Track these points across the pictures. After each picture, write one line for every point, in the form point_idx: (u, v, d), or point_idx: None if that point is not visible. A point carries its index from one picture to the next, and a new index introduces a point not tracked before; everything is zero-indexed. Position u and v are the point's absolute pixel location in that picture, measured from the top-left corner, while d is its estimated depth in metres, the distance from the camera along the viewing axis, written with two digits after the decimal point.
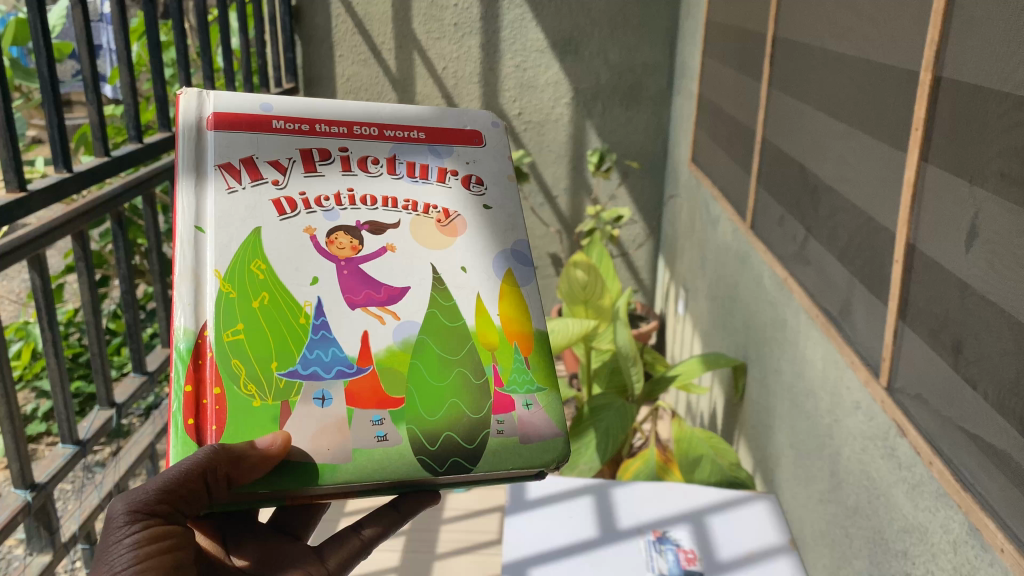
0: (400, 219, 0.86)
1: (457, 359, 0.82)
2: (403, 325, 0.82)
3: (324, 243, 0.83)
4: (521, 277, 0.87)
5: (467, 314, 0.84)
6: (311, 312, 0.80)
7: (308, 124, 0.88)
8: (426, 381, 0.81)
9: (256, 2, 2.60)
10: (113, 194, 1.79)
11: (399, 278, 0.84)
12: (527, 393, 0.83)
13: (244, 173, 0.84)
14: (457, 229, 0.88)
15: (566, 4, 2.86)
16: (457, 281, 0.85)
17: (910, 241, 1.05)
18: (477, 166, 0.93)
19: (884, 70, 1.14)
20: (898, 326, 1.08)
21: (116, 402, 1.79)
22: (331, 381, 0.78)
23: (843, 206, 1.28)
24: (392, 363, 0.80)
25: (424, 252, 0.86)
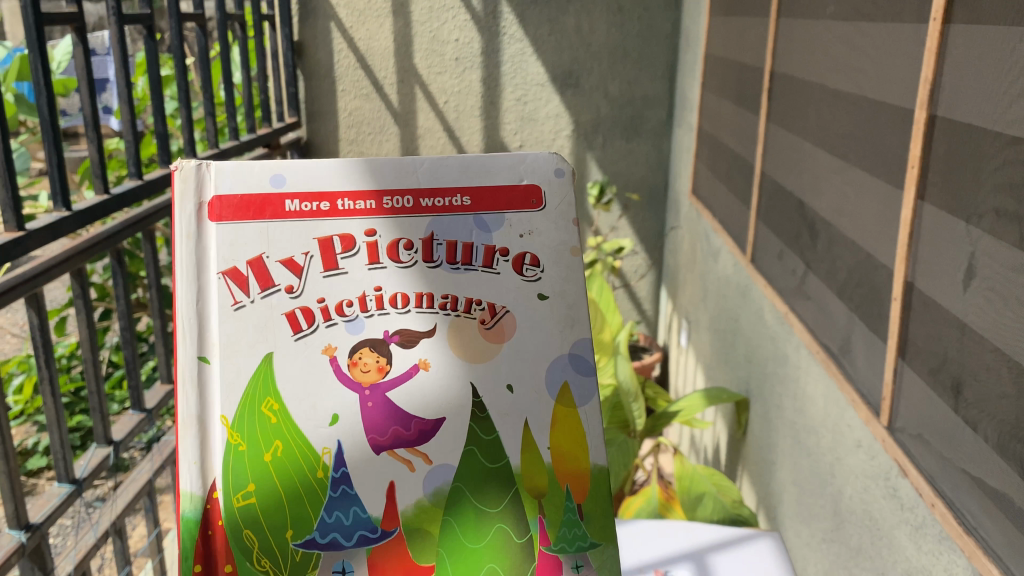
0: (435, 324, 0.93)
1: (496, 515, 0.92)
2: (433, 471, 0.90)
3: (347, 366, 0.90)
4: (579, 395, 0.93)
5: (512, 454, 0.92)
6: (330, 466, 0.89)
7: (326, 202, 0.91)
8: (462, 545, 0.91)
9: (258, 37, 2.62)
10: (113, 231, 1.80)
11: (432, 410, 0.91)
12: (576, 552, 0.92)
13: (252, 281, 0.90)
14: (505, 332, 0.93)
15: (566, 38, 2.88)
16: (502, 408, 0.92)
17: (908, 279, 1.04)
18: (535, 240, 0.95)
19: (880, 106, 1.13)
20: (897, 365, 1.07)
21: (113, 439, 1.78)
22: (350, 551, 0.88)
23: (842, 242, 1.28)
24: (421, 519, 0.90)
25: (457, 371, 0.92)
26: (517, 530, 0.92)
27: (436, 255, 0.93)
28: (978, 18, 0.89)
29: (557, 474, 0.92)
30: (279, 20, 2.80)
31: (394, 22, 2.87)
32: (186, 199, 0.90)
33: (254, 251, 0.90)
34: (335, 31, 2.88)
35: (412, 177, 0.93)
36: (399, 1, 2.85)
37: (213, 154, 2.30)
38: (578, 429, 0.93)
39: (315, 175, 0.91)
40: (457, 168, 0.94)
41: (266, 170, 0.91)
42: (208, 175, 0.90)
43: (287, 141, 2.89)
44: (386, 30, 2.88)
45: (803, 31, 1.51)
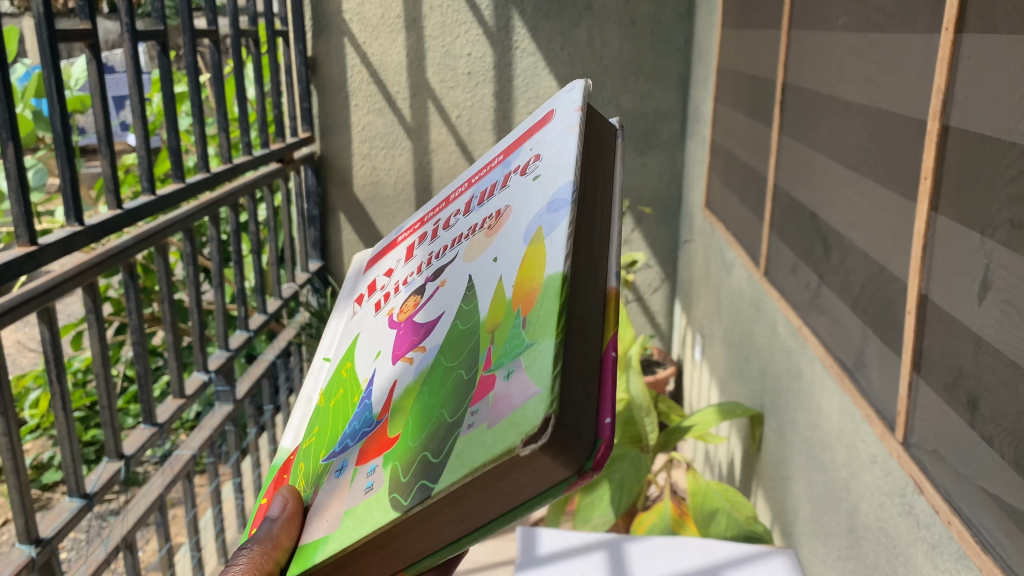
0: (461, 250, 0.58)
1: (457, 363, 0.45)
2: (425, 357, 0.50)
3: (394, 317, 0.60)
4: (552, 228, 0.47)
5: (481, 305, 0.47)
6: (365, 388, 0.55)
7: (424, 220, 0.74)
8: (425, 405, 0.45)
9: (272, 53, 2.64)
10: (125, 245, 1.80)
11: (430, 312, 0.54)
12: (512, 359, 0.39)
13: (366, 295, 0.72)
14: (501, 224, 0.55)
15: (578, 52, 2.88)
16: (483, 277, 0.50)
17: (921, 292, 1.03)
18: (540, 147, 0.60)
19: (892, 118, 1.12)
20: (912, 379, 1.05)
21: (125, 453, 1.78)
22: (351, 449, 0.50)
23: (856, 255, 1.26)
24: (404, 401, 0.48)
25: (461, 269, 0.54)
26: (455, 404, 0.42)
27: (472, 209, 0.64)
28: (990, 28, 0.88)
29: (515, 292, 0.45)
30: (293, 35, 2.82)
31: (406, 38, 2.89)
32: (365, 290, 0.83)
33: (371, 278, 0.74)
34: (349, 46, 2.89)
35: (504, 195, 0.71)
36: (412, 17, 2.86)
37: (227, 170, 2.32)
38: (532, 262, 0.46)
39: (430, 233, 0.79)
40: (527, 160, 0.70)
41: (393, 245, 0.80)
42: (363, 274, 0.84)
43: (301, 155, 2.91)
44: (398, 45, 2.89)
45: (815, 41, 1.49)
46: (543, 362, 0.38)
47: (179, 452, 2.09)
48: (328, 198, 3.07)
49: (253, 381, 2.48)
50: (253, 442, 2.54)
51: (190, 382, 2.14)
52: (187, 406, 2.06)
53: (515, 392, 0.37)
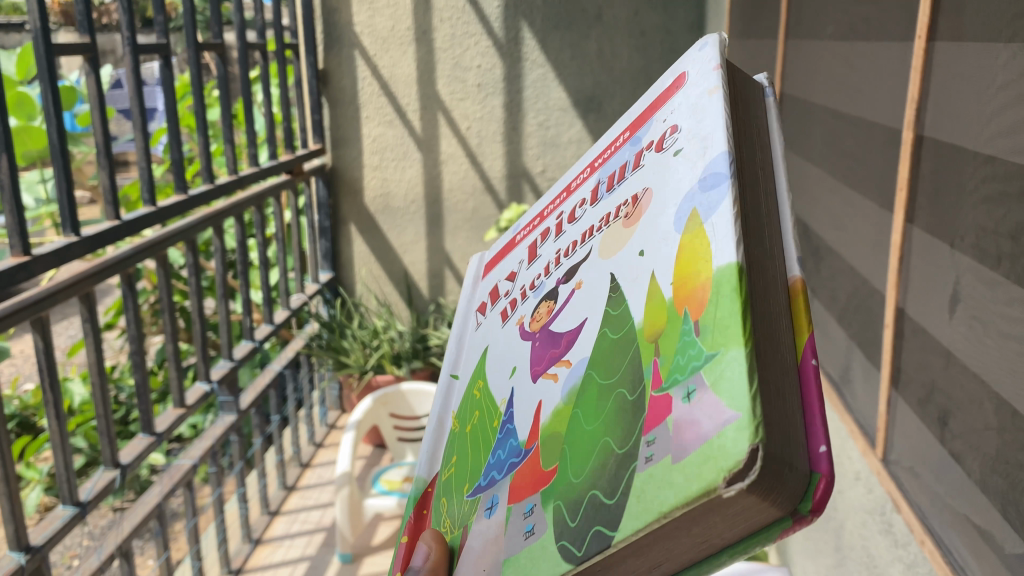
0: (601, 236, 0.60)
1: (615, 382, 0.49)
2: (572, 374, 0.55)
3: (527, 328, 0.65)
4: (706, 206, 0.46)
5: (634, 309, 0.50)
6: (502, 412, 0.62)
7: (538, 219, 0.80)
8: (580, 430, 0.50)
9: (282, 65, 2.66)
10: (124, 255, 1.82)
11: (573, 318, 0.58)
12: (688, 373, 0.40)
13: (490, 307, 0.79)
14: (643, 211, 0.56)
15: (588, 63, 2.87)
16: (632, 271, 0.52)
17: (898, 304, 1.00)
18: (682, 73, 0.61)
19: (872, 127, 1.10)
20: (891, 394, 1.02)
21: (120, 462, 1.80)
22: (500, 483, 0.56)
23: (842, 268, 1.23)
24: (555, 426, 0.53)
25: (604, 255, 0.58)
26: (624, 439, 0.44)
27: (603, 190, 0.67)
28: (961, 35, 0.86)
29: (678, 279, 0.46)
30: (304, 49, 2.86)
31: (417, 50, 2.90)
32: (471, 280, 0.88)
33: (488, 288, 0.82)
34: (360, 59, 2.92)
35: (605, 141, 0.73)
36: (422, 29, 2.88)
37: (232, 182, 2.34)
38: (694, 207, 0.48)
39: (546, 198, 0.81)
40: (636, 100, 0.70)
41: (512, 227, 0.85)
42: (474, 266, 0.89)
43: (311, 167, 2.92)
44: (409, 58, 2.90)
45: (808, 50, 1.46)
46: (733, 368, 0.37)
47: (179, 460, 2.10)
48: (339, 210, 3.09)
49: (258, 393, 2.50)
50: (259, 452, 2.56)
51: (191, 392, 2.15)
52: (187, 416, 2.07)
53: (706, 417, 0.37)
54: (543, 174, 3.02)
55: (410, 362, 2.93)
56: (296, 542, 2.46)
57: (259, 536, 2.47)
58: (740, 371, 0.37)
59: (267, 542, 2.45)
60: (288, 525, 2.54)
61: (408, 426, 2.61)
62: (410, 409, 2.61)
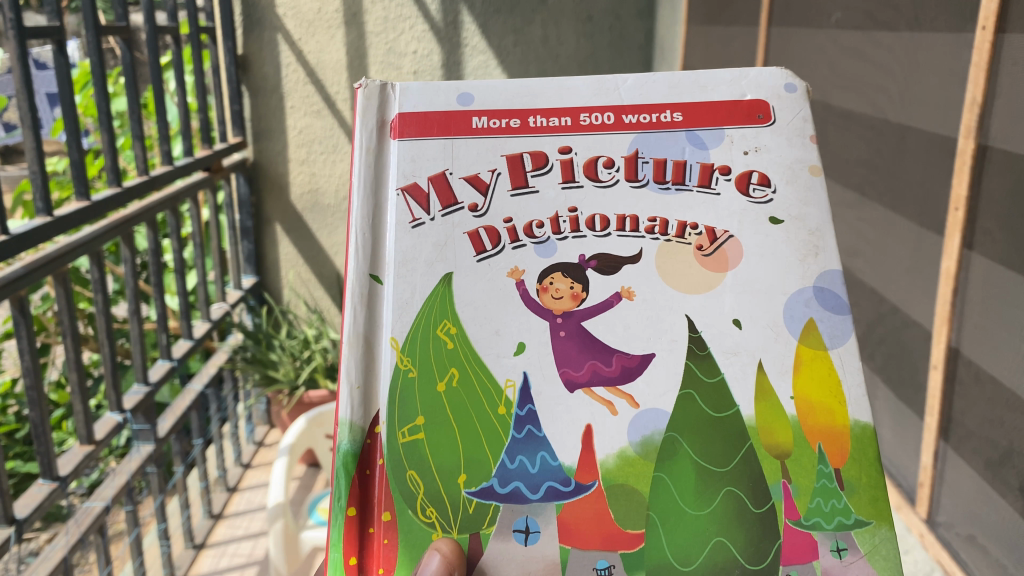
0: (641, 249, 0.79)
1: (725, 474, 0.75)
2: (639, 417, 0.76)
3: (536, 294, 0.78)
4: (830, 338, 0.77)
5: (742, 401, 0.76)
6: (512, 400, 0.76)
7: (517, 119, 0.81)
8: (683, 510, 0.74)
9: (197, 51, 2.41)
10: (16, 276, 1.55)
11: (639, 344, 0.77)
12: (837, 531, 0.74)
13: (434, 198, 0.79)
14: (729, 260, 0.78)
15: (532, 49, 2.69)
16: (726, 346, 0.77)
17: (951, 343, 0.85)
18: (763, 158, 0.80)
19: (906, 132, 0.95)
20: (938, 447, 0.88)
21: (16, 517, 1.55)
22: (538, 504, 0.75)
23: (858, 290, 1.09)
24: (626, 472, 0.75)
25: (671, 294, 0.78)
26: (755, 556, 0.74)
27: (645, 173, 0.80)
28: None
29: (805, 428, 0.76)
30: (221, 33, 2.59)
31: (346, 34, 2.66)
32: (367, 115, 0.82)
33: (437, 166, 0.80)
34: (283, 44, 2.67)
35: (614, 92, 0.82)
36: (352, 12, 2.65)
37: (141, 183, 2.08)
38: (830, 375, 0.76)
39: (512, 90, 0.82)
40: (664, 81, 0.81)
41: (451, 88, 0.82)
42: (392, 95, 0.82)
43: (231, 162, 2.67)
44: (338, 42, 2.67)
45: (801, 40, 1.32)
46: (879, 548, 0.73)
47: (89, 503, 1.85)
48: (263, 209, 2.84)
49: (178, 417, 2.25)
50: (181, 480, 2.31)
51: (101, 424, 1.90)
52: (96, 453, 1.82)
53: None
54: None
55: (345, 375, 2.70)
56: None
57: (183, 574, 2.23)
58: (892, 555, 0.73)
59: None
60: (216, 560, 2.30)
61: None
62: None
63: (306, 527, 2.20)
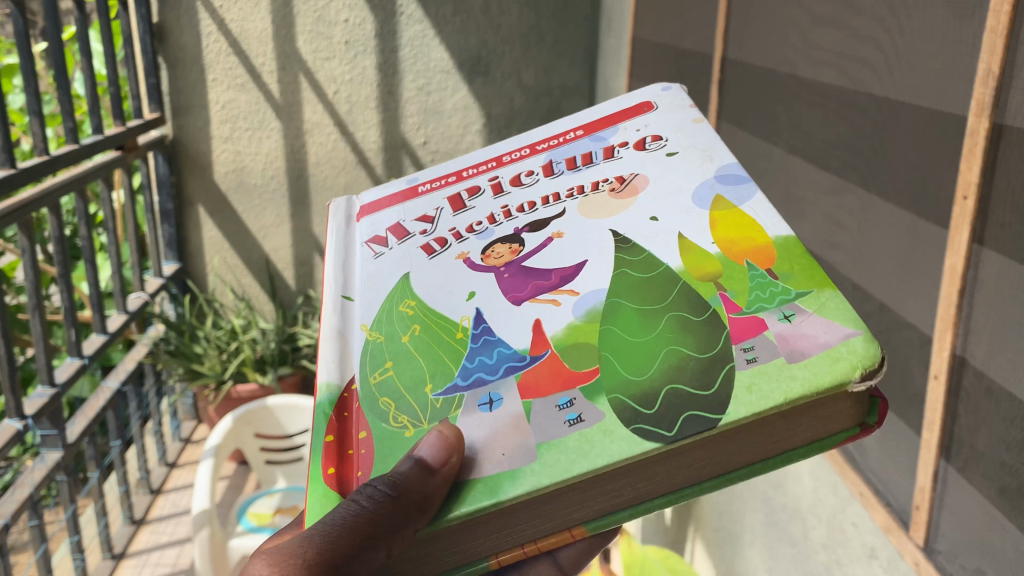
0: (563, 210, 0.68)
1: (663, 307, 0.57)
2: (585, 299, 0.59)
3: (479, 261, 0.66)
4: (738, 197, 0.63)
5: (666, 257, 0.60)
6: (469, 325, 0.60)
7: (454, 174, 0.78)
8: (624, 341, 0.55)
9: (105, 18, 2.19)
10: None
11: (568, 257, 0.63)
12: (782, 305, 0.54)
13: (390, 237, 0.72)
14: (634, 188, 0.68)
15: (472, 19, 2.53)
16: (646, 231, 0.62)
17: (957, 351, 0.74)
18: (655, 127, 0.74)
19: (899, 110, 0.84)
20: (939, 468, 0.78)
21: None
22: (500, 381, 0.56)
23: (838, 284, 0.98)
24: (569, 339, 0.57)
25: (592, 225, 0.65)
26: (703, 343, 0.53)
27: (559, 170, 0.74)
28: None
29: (731, 256, 0.59)
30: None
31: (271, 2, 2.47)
32: (339, 212, 0.79)
33: (390, 219, 0.74)
34: (202, 11, 2.46)
35: (528, 138, 0.79)
36: None
37: (42, 164, 1.86)
38: (748, 221, 0.61)
39: (452, 163, 0.79)
40: (567, 121, 0.79)
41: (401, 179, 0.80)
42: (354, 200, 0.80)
43: (148, 140, 2.46)
44: (262, 10, 2.47)
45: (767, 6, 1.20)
46: (835, 306, 0.53)
47: None
48: (184, 189, 2.63)
49: (91, 419, 2.06)
50: (96, 487, 2.12)
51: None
52: None
53: (818, 331, 0.51)
54: (424, 146, 2.68)
55: (276, 368, 2.53)
56: None
57: None
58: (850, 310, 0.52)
59: None
60: (138, 569, 2.14)
61: (276, 447, 2.24)
62: (278, 427, 2.23)
63: (233, 534, 2.05)
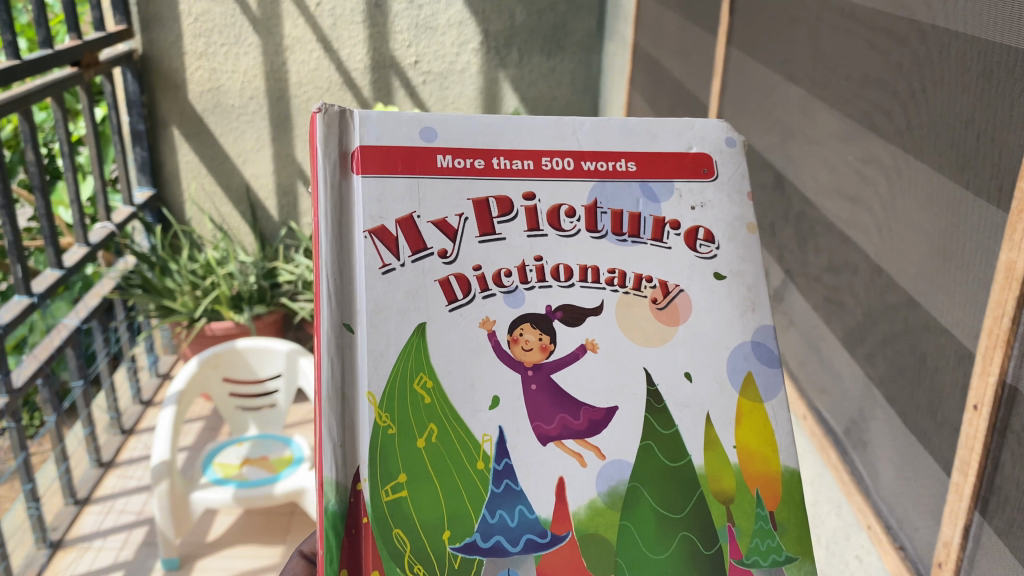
0: (602, 300, 0.67)
1: (679, 519, 0.64)
2: (609, 467, 0.64)
3: (505, 346, 0.65)
4: (766, 389, 0.67)
5: (693, 451, 0.65)
6: (490, 454, 0.62)
7: (482, 158, 0.67)
8: (643, 553, 0.62)
9: None
10: None
11: (603, 397, 0.65)
12: (772, 566, 0.64)
13: (401, 242, 0.65)
14: (681, 311, 0.68)
15: None
16: (681, 396, 0.66)
17: (1008, 376, 0.57)
18: (710, 212, 0.70)
19: (950, 40, 0.63)
20: (973, 522, 0.60)
21: None
22: (519, 559, 0.61)
23: (856, 263, 0.79)
24: (595, 523, 0.62)
25: (632, 349, 0.66)
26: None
27: (604, 224, 0.68)
28: None
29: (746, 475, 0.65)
30: None
31: None
32: (328, 145, 0.65)
33: (402, 208, 0.65)
34: None
35: (572, 137, 0.70)
36: None
37: None
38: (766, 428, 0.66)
39: (476, 126, 0.68)
40: (620, 125, 0.70)
41: (415, 120, 0.67)
42: (353, 124, 0.66)
43: (112, 55, 2.26)
44: None
45: None
46: None
47: None
48: (157, 108, 2.44)
49: (43, 360, 1.92)
50: (53, 431, 2.00)
51: None
52: None
53: None
54: (416, 67, 2.45)
55: (252, 306, 2.38)
56: (108, 543, 1.96)
57: (60, 537, 1.95)
58: None
59: (70, 544, 1.95)
60: (98, 520, 2.03)
61: (246, 392, 2.13)
62: (249, 371, 2.13)
63: (197, 487, 1.91)
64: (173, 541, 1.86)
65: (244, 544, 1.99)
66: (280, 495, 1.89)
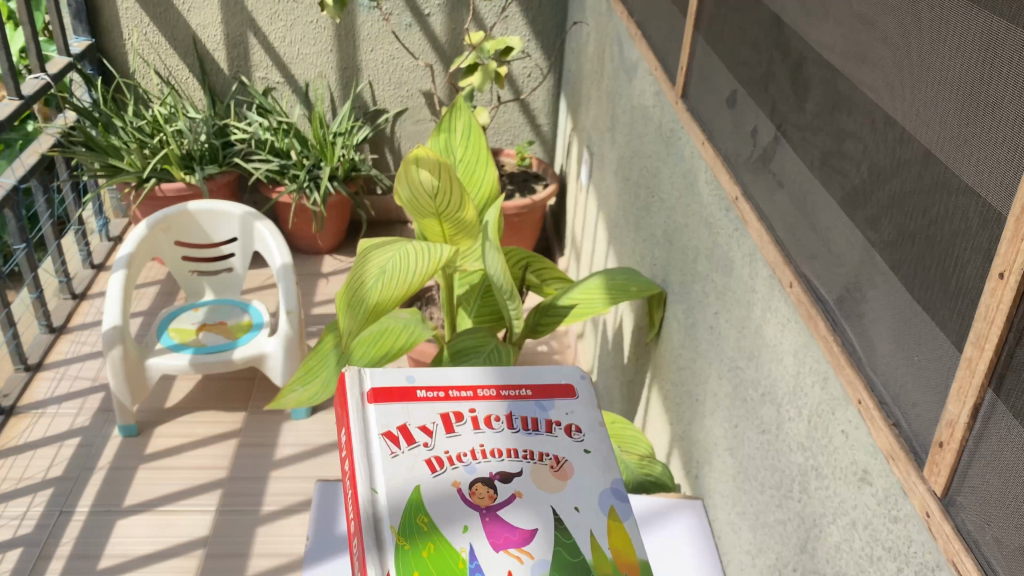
0: (522, 468, 0.77)
1: None
2: (539, 564, 0.69)
3: (468, 495, 0.73)
4: (625, 514, 0.76)
5: (582, 547, 0.72)
6: (467, 559, 0.69)
7: (442, 391, 0.83)
8: None
9: None
10: None
11: (526, 520, 0.73)
12: None
13: (402, 439, 0.77)
14: (565, 472, 0.78)
15: None
16: (572, 521, 0.74)
17: None
18: (578, 417, 0.84)
19: None
20: (983, 401, 0.54)
21: None
22: None
23: (862, 117, 0.71)
24: None
25: (545, 496, 0.76)
26: None
27: (517, 424, 0.81)
28: None
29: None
30: None
31: None
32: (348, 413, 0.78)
33: (398, 421, 0.79)
34: None
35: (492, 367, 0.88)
36: None
37: None
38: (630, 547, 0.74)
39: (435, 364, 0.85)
40: (518, 371, 0.88)
41: (399, 372, 0.84)
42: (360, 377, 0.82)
43: None
44: None
45: None
46: None
47: None
48: None
49: None
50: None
51: None
52: None
53: None
54: None
55: (204, 166, 2.28)
56: (63, 409, 1.93)
57: (12, 405, 1.92)
58: None
59: (23, 411, 1.92)
60: (52, 386, 1.99)
61: (200, 257, 2.05)
62: (203, 236, 2.03)
63: (151, 352, 1.86)
64: (130, 406, 1.83)
65: (203, 410, 1.95)
66: (240, 361, 1.85)
